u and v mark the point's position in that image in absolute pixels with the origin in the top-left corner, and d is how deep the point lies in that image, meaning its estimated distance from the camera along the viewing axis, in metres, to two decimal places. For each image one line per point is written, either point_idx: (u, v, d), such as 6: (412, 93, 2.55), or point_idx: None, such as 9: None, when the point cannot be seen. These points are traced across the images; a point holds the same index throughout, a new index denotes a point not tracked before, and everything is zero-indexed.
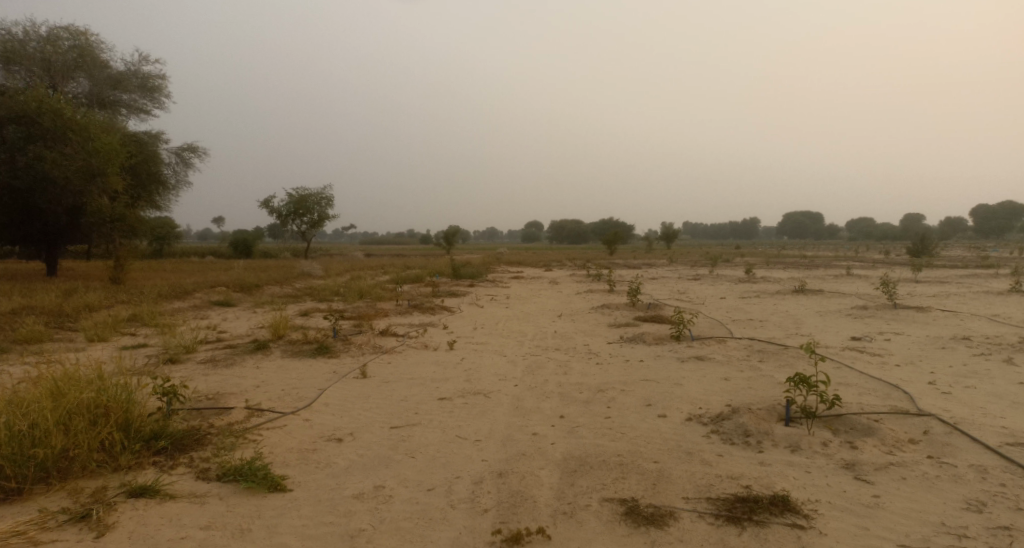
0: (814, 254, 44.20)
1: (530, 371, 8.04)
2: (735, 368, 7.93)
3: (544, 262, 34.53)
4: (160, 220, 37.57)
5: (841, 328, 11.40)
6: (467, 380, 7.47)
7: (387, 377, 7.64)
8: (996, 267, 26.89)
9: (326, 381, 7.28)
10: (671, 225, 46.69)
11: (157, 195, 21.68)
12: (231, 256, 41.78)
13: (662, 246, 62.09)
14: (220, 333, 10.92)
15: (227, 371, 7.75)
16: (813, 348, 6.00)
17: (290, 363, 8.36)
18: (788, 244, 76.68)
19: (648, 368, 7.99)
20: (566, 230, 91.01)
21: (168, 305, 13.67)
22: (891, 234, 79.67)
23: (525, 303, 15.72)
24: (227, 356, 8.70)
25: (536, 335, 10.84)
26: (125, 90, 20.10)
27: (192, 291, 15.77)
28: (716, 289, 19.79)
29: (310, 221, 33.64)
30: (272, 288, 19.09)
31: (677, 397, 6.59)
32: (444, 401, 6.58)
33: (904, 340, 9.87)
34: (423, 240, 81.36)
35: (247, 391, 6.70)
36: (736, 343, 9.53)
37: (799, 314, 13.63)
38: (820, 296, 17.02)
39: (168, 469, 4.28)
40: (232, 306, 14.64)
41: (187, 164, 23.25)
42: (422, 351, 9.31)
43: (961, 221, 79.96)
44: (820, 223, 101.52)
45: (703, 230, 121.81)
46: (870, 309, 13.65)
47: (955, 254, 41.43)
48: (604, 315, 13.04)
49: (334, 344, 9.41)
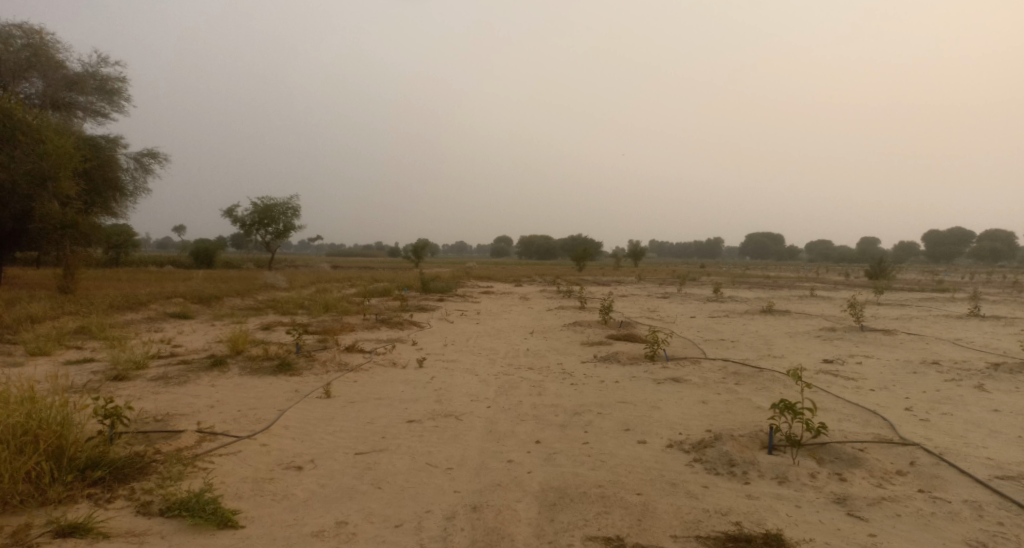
0: (777, 275, 45.05)
1: (502, 392, 7.74)
2: (712, 391, 7.76)
3: (513, 277, 34.24)
4: (117, 227, 36.36)
5: (813, 350, 11.40)
6: (437, 401, 7.13)
7: (352, 396, 7.25)
8: (951, 291, 27.70)
9: (286, 402, 6.85)
10: (638, 243, 47.03)
11: (113, 201, 20.83)
12: (191, 265, 40.57)
13: (629, 263, 62.55)
14: (174, 347, 10.35)
15: (179, 390, 7.25)
16: (798, 374, 5.85)
17: (249, 380, 7.90)
18: (751, 264, 78.23)
19: (624, 390, 7.75)
20: (534, 245, 91.15)
21: (120, 317, 12.98)
22: (849, 256, 81.92)
23: (495, 319, 15.42)
24: (180, 373, 8.18)
25: (507, 353, 10.54)
26: (82, 91, 19.30)
27: (146, 302, 15.05)
28: (685, 308, 19.77)
29: (274, 231, 32.82)
30: (232, 299, 18.40)
31: (656, 421, 6.37)
32: (412, 423, 6.23)
33: (875, 363, 9.87)
34: (390, 253, 80.55)
35: (199, 412, 6.24)
36: (711, 364, 9.38)
37: (769, 335, 13.63)
38: (788, 316, 17.12)
39: (105, 503, 3.86)
40: (189, 318, 14.00)
41: (147, 171, 22.43)
42: (389, 369, 8.92)
43: (915, 245, 82.60)
44: (781, 245, 103.92)
45: (669, 249, 123.47)
46: (838, 331, 13.73)
47: (909, 277, 42.77)
48: (576, 333, 12.83)
49: (296, 361, 8.96)
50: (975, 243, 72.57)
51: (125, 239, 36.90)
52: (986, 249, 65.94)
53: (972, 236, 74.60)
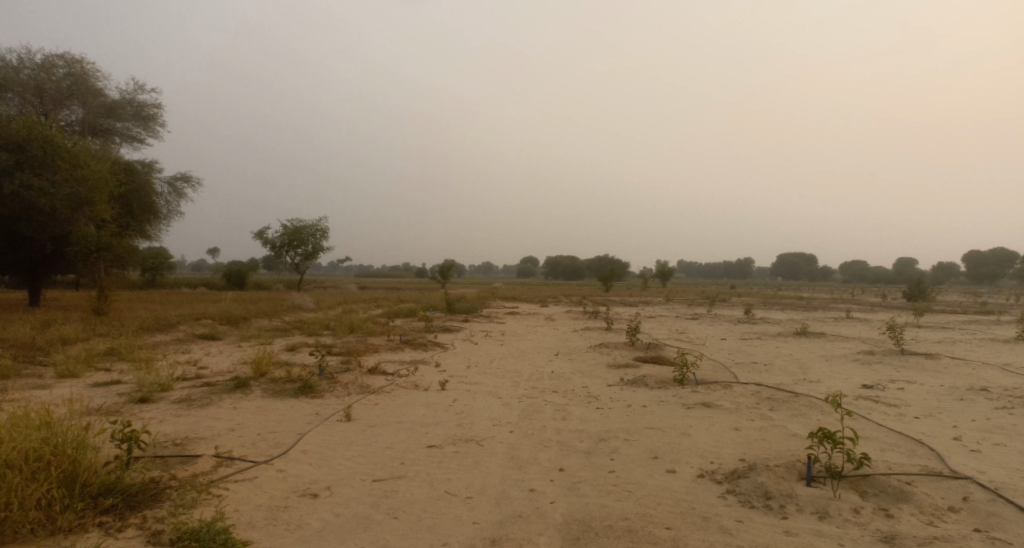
0: (810, 296, 44.00)
1: (526, 416, 7.53)
2: (744, 417, 7.44)
3: (539, 298, 34.01)
4: (153, 249, 37.28)
5: (850, 374, 10.94)
6: (459, 425, 6.95)
7: (372, 420, 7.11)
8: (996, 313, 26.64)
9: (306, 425, 6.75)
10: (665, 264, 46.48)
11: (147, 224, 21.31)
12: (223, 287, 41.30)
13: (657, 284, 61.77)
14: (199, 368, 10.39)
15: (201, 412, 7.21)
16: (839, 401, 5.53)
17: (270, 403, 7.83)
18: (782, 285, 76.65)
19: (652, 415, 7.49)
20: (561, 266, 90.90)
21: (149, 338, 13.12)
22: (885, 277, 79.79)
23: (521, 340, 15.23)
24: (203, 395, 8.16)
25: (532, 376, 10.33)
26: (119, 118, 19.87)
27: (176, 323, 15.23)
28: (715, 330, 19.32)
29: (303, 253, 33.22)
30: (260, 320, 18.55)
31: (685, 449, 6.10)
32: (433, 449, 6.06)
33: (918, 389, 9.41)
34: (418, 274, 81.06)
35: (219, 436, 6.17)
36: (743, 389, 9.05)
37: (803, 358, 13.16)
38: (822, 339, 16.58)
39: (115, 531, 3.77)
40: (216, 340, 14.10)
41: (180, 194, 22.95)
42: (411, 391, 8.79)
43: (954, 264, 80.12)
44: (814, 265, 101.83)
45: (698, 269, 121.97)
46: (876, 355, 13.20)
47: (950, 299, 41.31)
48: (602, 355, 12.57)
49: (319, 383, 8.89)
50: (1018, 262, 70.12)
51: (160, 261, 37.78)
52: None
53: (1015, 255, 72.11)
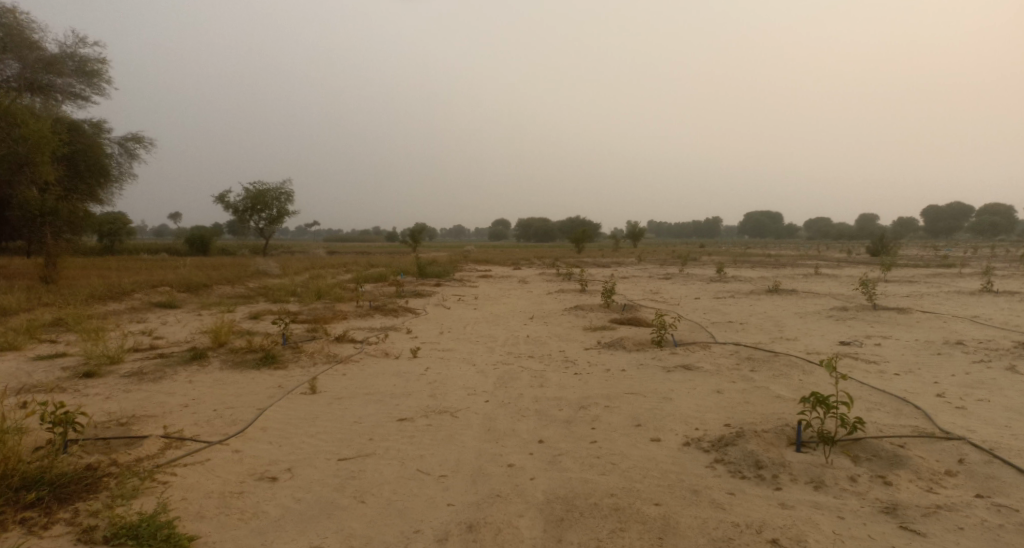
0: (778, 253, 44.48)
1: (501, 383, 7.20)
2: (726, 379, 7.23)
3: (511, 259, 33.67)
4: (109, 214, 35.76)
5: (826, 331, 10.88)
6: (431, 395, 6.60)
7: (339, 392, 6.70)
8: (958, 266, 27.13)
9: (268, 399, 6.32)
10: (636, 224, 46.43)
11: (98, 187, 20.18)
12: (186, 253, 39.99)
13: (627, 245, 61.86)
14: (154, 339, 9.80)
15: (152, 387, 6.71)
16: (831, 362, 5.29)
17: (229, 375, 7.36)
18: (749, 243, 77.50)
19: (631, 380, 7.23)
20: (533, 227, 90.54)
21: (101, 307, 12.41)
22: (848, 233, 81.27)
23: (494, 303, 14.88)
24: (156, 368, 7.64)
25: (506, 341, 10.00)
26: (60, 74, 18.53)
27: (131, 292, 14.48)
28: (688, 289, 19.22)
29: (268, 217, 32.16)
30: (222, 287, 17.83)
31: (668, 415, 5.85)
32: (403, 422, 5.70)
33: (895, 345, 9.34)
34: (387, 237, 79.81)
35: (170, 414, 5.70)
36: (721, 349, 8.87)
37: (779, 316, 13.09)
38: (795, 296, 16.58)
39: (39, 530, 3.34)
40: (175, 308, 13.44)
41: (133, 156, 21.76)
42: (381, 360, 8.39)
43: (914, 221, 82.04)
44: (780, 223, 103.27)
45: (667, 228, 122.76)
46: (850, 311, 13.18)
47: (912, 254, 42.03)
48: (578, 318, 12.30)
49: (283, 353, 8.42)
50: (975, 217, 72.10)
51: (117, 227, 36.26)
52: (986, 224, 65.06)
53: (972, 211, 73.88)
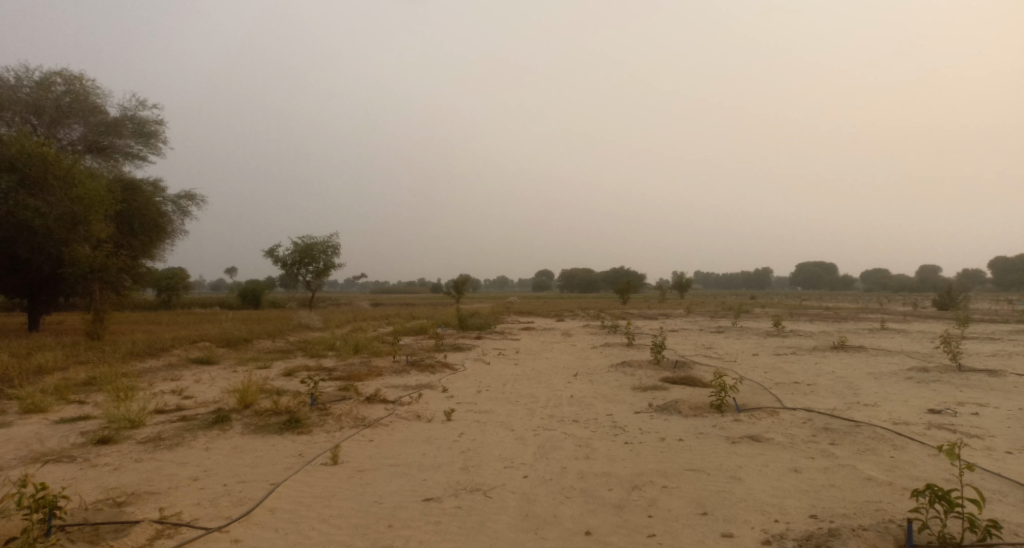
0: (837, 305, 42.24)
1: (543, 455, 6.41)
2: (802, 454, 6.27)
3: (555, 312, 32.77)
4: (166, 268, 36.86)
5: (909, 395, 9.70)
6: (464, 469, 5.88)
7: (362, 463, 6.05)
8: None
9: (285, 472, 5.72)
10: (683, 275, 45.07)
11: (153, 244, 20.56)
12: (238, 306, 40.73)
13: (674, 296, 60.47)
14: (183, 398, 9.45)
15: (164, 456, 6.20)
16: (951, 443, 4.34)
17: (249, 442, 6.82)
18: (800, 295, 74.63)
19: (691, 453, 6.36)
20: (577, 279, 89.69)
21: (137, 364, 12.23)
22: (908, 284, 77.53)
23: (537, 359, 14.11)
24: (177, 432, 7.19)
25: (550, 402, 9.22)
26: (121, 135, 19.16)
27: (170, 347, 14.34)
28: (743, 344, 17.99)
29: (315, 271, 32.46)
30: (262, 342, 17.66)
31: (739, 500, 4.97)
32: (430, 503, 4.99)
33: (995, 414, 8.15)
34: (433, 289, 79.96)
35: (175, 489, 5.16)
36: (792, 416, 7.91)
37: (849, 376, 11.89)
38: (864, 353, 15.24)
39: None
40: (211, 364, 13.19)
41: (185, 213, 22.28)
42: (412, 424, 7.74)
43: (980, 271, 77.70)
44: (834, 274, 99.58)
45: (715, 279, 119.87)
46: (931, 372, 11.88)
47: (985, 306, 39.20)
48: (626, 375, 11.44)
49: (309, 416, 7.87)
50: None
51: (174, 282, 37.16)
52: None
53: None
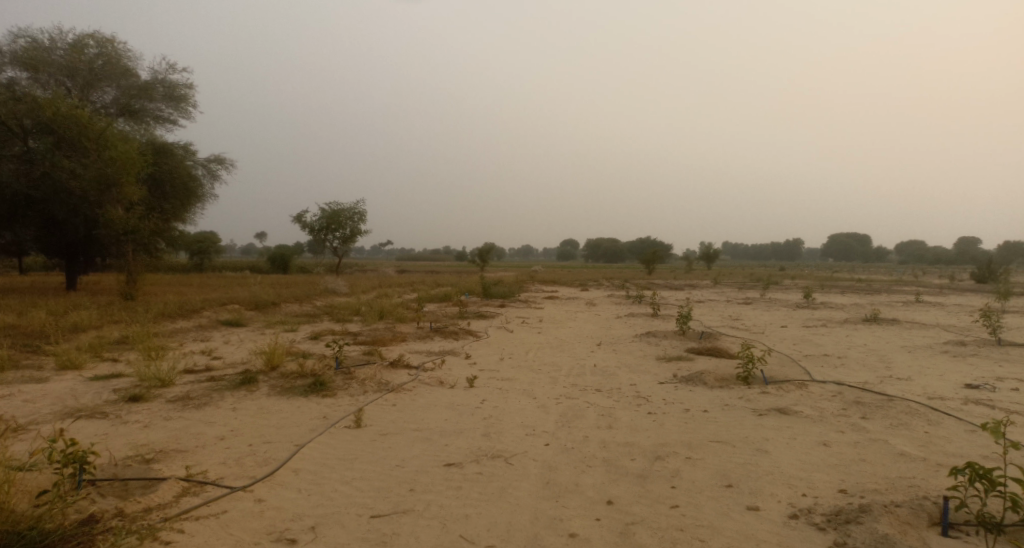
0: (869, 278, 41.28)
1: (565, 423, 6.36)
2: (832, 428, 6.12)
3: (580, 281, 32.60)
4: (198, 232, 37.48)
5: (944, 370, 9.41)
6: (486, 435, 5.86)
7: (385, 427, 6.08)
8: None
9: (309, 433, 5.77)
10: (711, 246, 44.39)
11: (184, 207, 20.83)
12: (268, 270, 41.35)
13: (701, 267, 59.74)
14: (212, 359, 9.61)
15: (192, 415, 6.31)
16: (996, 421, 4.13)
17: (274, 403, 6.90)
18: (831, 268, 73.11)
19: (716, 425, 6.24)
20: (603, 248, 89.04)
21: (168, 325, 12.47)
22: (945, 257, 75.36)
23: (561, 328, 14.05)
24: (205, 391, 7.30)
25: (573, 370, 9.16)
26: (152, 98, 19.28)
27: (200, 309, 14.60)
28: (772, 316, 17.67)
29: (341, 237, 32.69)
30: (290, 306, 17.88)
31: (766, 474, 4.86)
32: (451, 468, 4.99)
33: None
34: (458, 257, 80.13)
35: (202, 448, 5.24)
36: (821, 389, 7.73)
37: (881, 350, 11.59)
38: (898, 326, 14.83)
39: None
40: (239, 326, 13.40)
41: (215, 177, 22.48)
42: (435, 390, 7.75)
43: (1021, 245, 75.07)
44: (868, 246, 97.23)
45: (744, 250, 117.94)
46: (968, 346, 11.52)
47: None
48: (651, 345, 11.31)
49: (333, 379, 7.93)
50: None
51: (206, 245, 37.79)
52: None
53: None
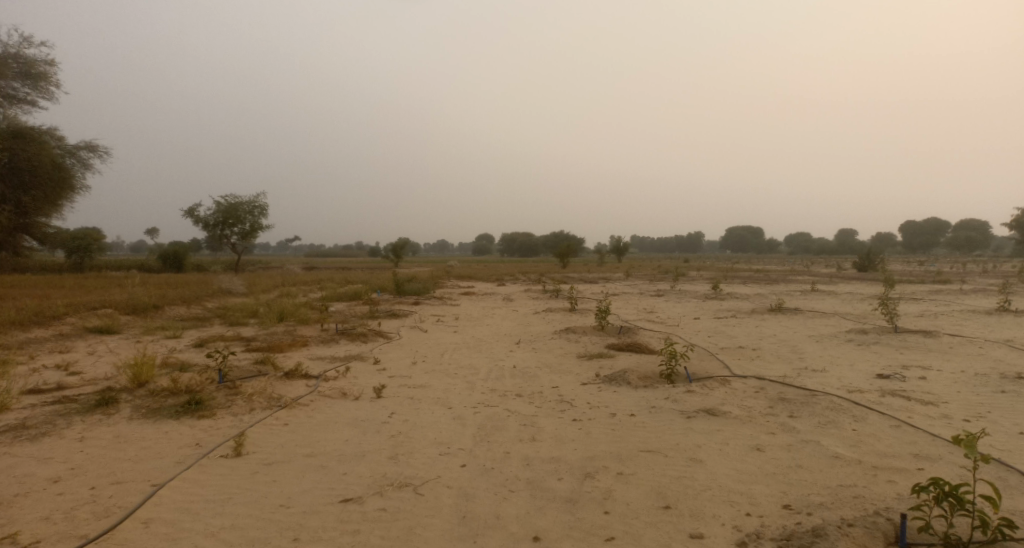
0: (767, 268, 43.43)
1: (483, 437, 5.68)
2: (763, 429, 5.79)
3: (495, 275, 32.07)
4: (78, 228, 33.71)
5: (854, 360, 9.50)
6: (393, 458, 5.08)
7: (271, 454, 5.15)
8: (956, 283, 26.21)
9: (174, 469, 4.76)
10: (621, 239, 45.05)
11: (48, 200, 18.31)
12: (160, 269, 37.92)
13: (611, 258, 61.42)
14: (68, 374, 8.18)
15: (23, 451, 5.11)
16: (965, 434, 3.83)
17: (136, 430, 5.78)
18: (730, 259, 76.74)
19: (646, 431, 5.77)
20: (517, 242, 89.31)
21: (19, 335, 10.69)
22: (829, 248, 81.21)
23: (476, 325, 13.35)
24: (48, 418, 6.05)
25: (490, 373, 8.50)
26: (3, 76, 16.73)
27: (63, 315, 12.72)
28: (685, 308, 17.76)
29: (240, 232, 30.37)
30: (176, 308, 16.11)
31: (705, 488, 4.41)
32: (349, 506, 4.19)
33: (943, 379, 7.98)
34: (371, 253, 77.39)
35: (25, 499, 4.16)
36: (745, 385, 7.50)
37: (792, 340, 11.72)
38: (802, 316, 15.24)
39: None
40: (111, 334, 11.76)
41: (87, 165, 20.06)
42: (335, 403, 6.84)
43: (892, 235, 81.93)
44: (762, 238, 103.26)
45: (650, 242, 122.09)
46: (870, 334, 11.86)
47: (899, 268, 41.09)
48: (571, 342, 10.85)
49: (215, 396, 6.84)
50: (953, 232, 72.37)
51: (86, 243, 33.96)
52: (963, 239, 65.03)
53: (949, 226, 74.07)
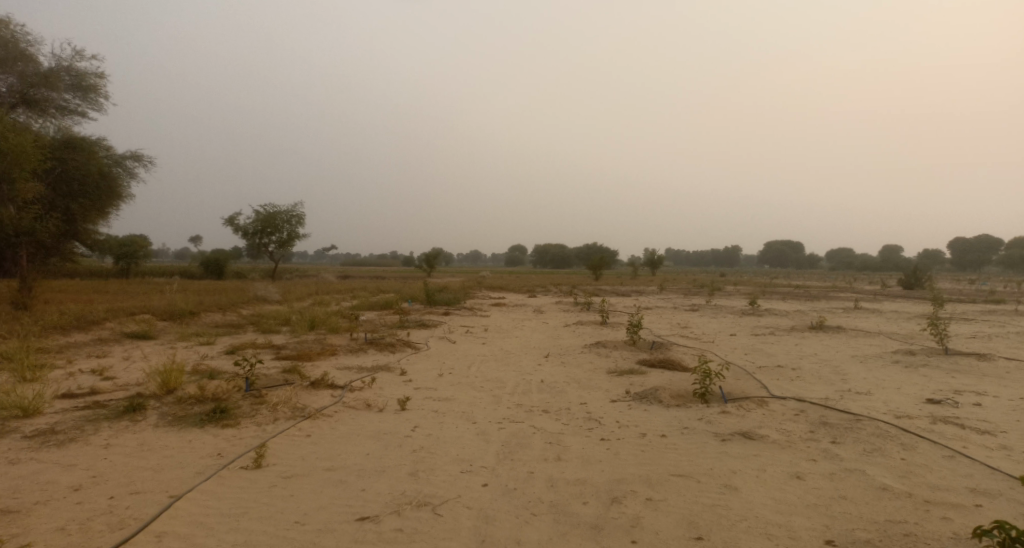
0: (807, 284, 42.22)
1: (506, 455, 5.49)
2: (802, 455, 5.47)
3: (526, 287, 31.91)
4: (125, 235, 34.72)
5: (901, 383, 9.01)
6: (413, 475, 4.93)
7: (290, 467, 5.06)
8: (1009, 302, 24.95)
9: (193, 480, 4.69)
10: (655, 252, 44.40)
11: (94, 207, 18.85)
12: (202, 276, 38.80)
13: (644, 271, 60.63)
14: (101, 379, 8.28)
15: (49, 457, 5.13)
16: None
17: (160, 438, 5.77)
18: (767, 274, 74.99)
19: (678, 454, 5.50)
20: (550, 254, 88.93)
21: (60, 339, 10.94)
22: (872, 264, 78.71)
23: (505, 338, 13.18)
24: (76, 423, 6.09)
25: (517, 387, 8.31)
26: (56, 88, 17.32)
27: (103, 320, 13.00)
28: (720, 323, 17.27)
29: (278, 240, 30.90)
30: (211, 315, 16.37)
31: (739, 519, 4.15)
32: (365, 525, 4.05)
33: (1000, 405, 7.48)
34: (405, 263, 78.06)
35: (44, 507, 4.13)
36: (784, 407, 7.15)
37: (833, 360, 11.22)
38: (844, 334, 14.65)
39: None
40: (147, 339, 11.97)
41: (131, 174, 20.66)
42: (359, 416, 6.73)
43: (940, 252, 78.99)
44: (801, 253, 100.80)
45: (686, 255, 120.28)
46: (918, 355, 11.28)
47: (947, 286, 39.41)
48: (601, 357, 10.60)
49: (241, 405, 6.82)
50: (1005, 250, 69.39)
51: (132, 250, 34.97)
52: (1016, 257, 62.23)
53: (1001, 243, 71.04)
